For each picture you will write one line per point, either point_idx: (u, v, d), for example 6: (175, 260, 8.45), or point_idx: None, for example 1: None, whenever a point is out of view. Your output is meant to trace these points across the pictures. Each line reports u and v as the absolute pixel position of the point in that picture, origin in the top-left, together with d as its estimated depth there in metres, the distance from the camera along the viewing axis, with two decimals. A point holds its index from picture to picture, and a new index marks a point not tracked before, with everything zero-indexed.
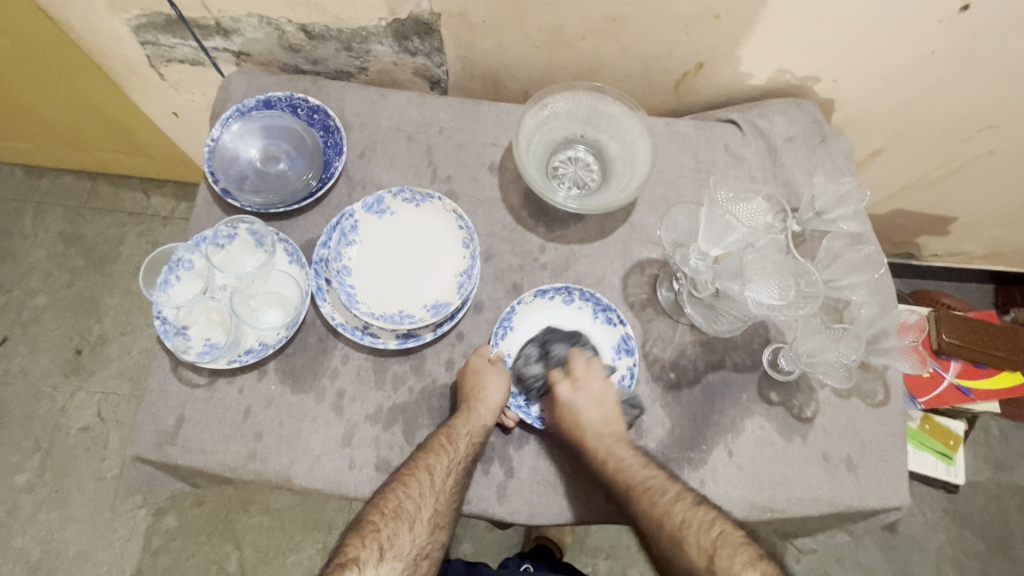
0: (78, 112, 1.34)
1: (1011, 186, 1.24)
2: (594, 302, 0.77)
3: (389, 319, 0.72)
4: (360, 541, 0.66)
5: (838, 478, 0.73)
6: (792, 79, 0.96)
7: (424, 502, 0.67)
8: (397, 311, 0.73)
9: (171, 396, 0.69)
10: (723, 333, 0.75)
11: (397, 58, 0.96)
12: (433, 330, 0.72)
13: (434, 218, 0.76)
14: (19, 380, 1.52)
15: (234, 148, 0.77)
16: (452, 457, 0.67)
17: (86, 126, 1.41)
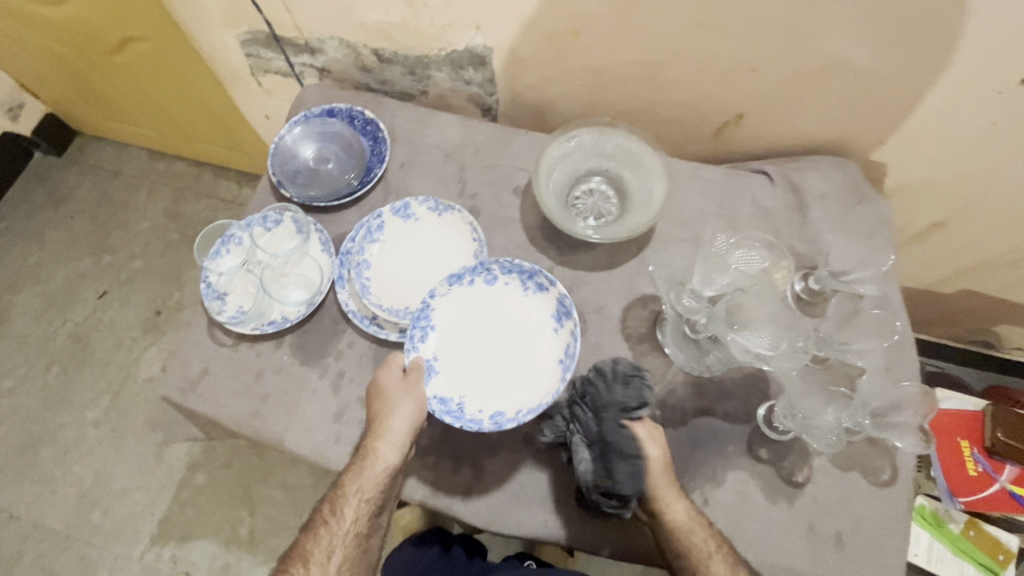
0: (195, 109, 1.57)
1: None
2: (519, 273, 0.78)
3: (395, 313, 0.78)
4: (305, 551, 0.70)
5: (821, 552, 0.68)
6: (837, 139, 0.94)
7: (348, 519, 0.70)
8: (404, 307, 0.79)
9: (200, 350, 0.79)
10: (700, 374, 0.76)
11: (453, 84, 1.05)
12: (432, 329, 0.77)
13: (452, 228, 0.83)
14: (107, 329, 1.75)
15: (293, 147, 0.88)
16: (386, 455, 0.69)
17: (199, 121, 1.65)
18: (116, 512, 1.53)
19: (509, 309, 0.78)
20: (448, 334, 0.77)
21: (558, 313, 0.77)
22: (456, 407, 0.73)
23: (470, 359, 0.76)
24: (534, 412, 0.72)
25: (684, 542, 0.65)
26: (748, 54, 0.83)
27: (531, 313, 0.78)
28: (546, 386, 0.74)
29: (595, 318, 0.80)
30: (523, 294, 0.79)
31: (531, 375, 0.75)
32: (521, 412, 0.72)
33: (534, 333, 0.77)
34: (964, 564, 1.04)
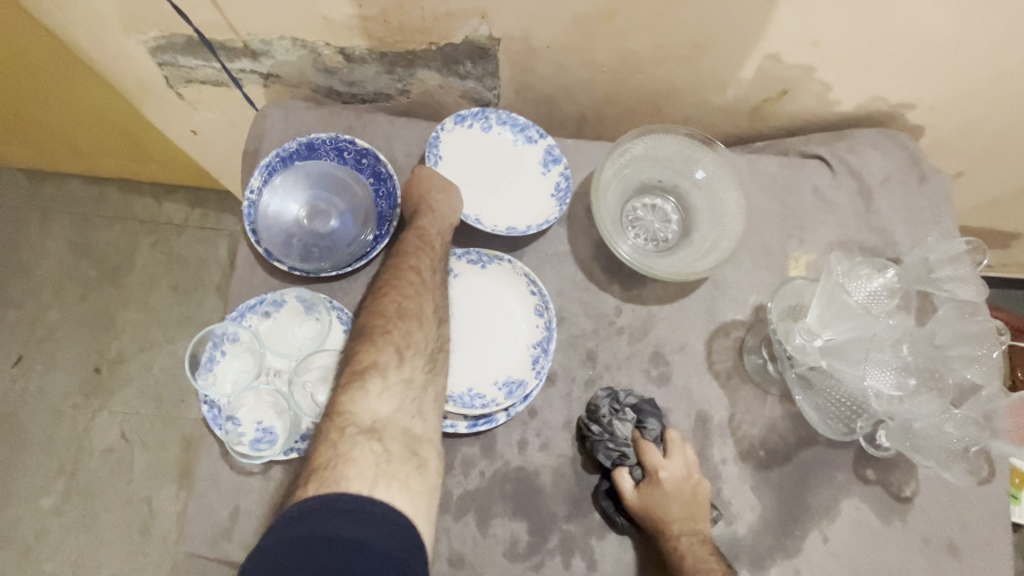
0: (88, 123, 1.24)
1: None
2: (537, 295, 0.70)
3: (459, 401, 0.67)
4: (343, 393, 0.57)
5: (938, 563, 0.68)
6: (884, 107, 0.86)
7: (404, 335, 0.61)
8: (466, 390, 0.68)
9: (221, 485, 0.63)
10: (840, 437, 0.63)
11: (444, 81, 0.86)
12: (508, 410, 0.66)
13: (496, 283, 0.71)
14: (38, 401, 1.47)
15: (276, 202, 0.68)
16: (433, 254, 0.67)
17: (94, 135, 1.32)
18: None
19: (504, 157, 0.76)
20: (462, 167, 0.75)
21: (545, 159, 0.75)
22: (474, 222, 0.72)
23: (479, 189, 0.75)
24: (537, 228, 0.72)
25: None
26: (812, 28, 0.71)
27: (528, 153, 0.76)
28: (540, 215, 0.74)
29: (679, 358, 0.71)
30: (513, 144, 0.76)
31: (531, 197, 0.75)
32: (529, 227, 0.73)
33: (530, 154, 0.76)
34: None
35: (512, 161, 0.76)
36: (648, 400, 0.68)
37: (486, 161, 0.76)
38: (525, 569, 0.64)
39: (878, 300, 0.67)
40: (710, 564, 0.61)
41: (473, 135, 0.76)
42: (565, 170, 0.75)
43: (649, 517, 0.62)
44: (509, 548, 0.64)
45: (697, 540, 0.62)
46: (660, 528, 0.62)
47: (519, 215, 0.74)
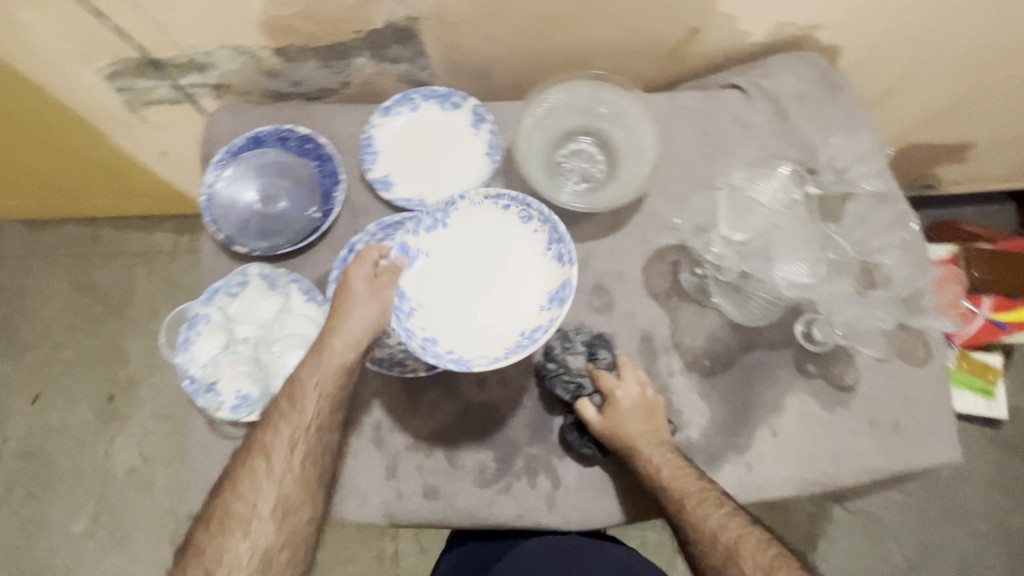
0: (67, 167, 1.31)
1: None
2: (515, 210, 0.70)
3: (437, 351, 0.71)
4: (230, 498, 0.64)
5: (884, 441, 0.72)
6: (796, 31, 0.90)
7: (289, 456, 0.64)
8: None
9: (211, 451, 0.70)
10: (760, 322, 0.75)
11: (379, 67, 0.92)
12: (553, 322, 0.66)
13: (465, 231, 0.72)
14: (59, 435, 1.54)
15: (230, 192, 0.75)
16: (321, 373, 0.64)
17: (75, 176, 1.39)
18: None
19: (436, 130, 0.81)
20: (402, 154, 0.80)
21: (474, 120, 0.81)
22: (418, 203, 0.78)
23: (419, 168, 0.80)
24: (473, 193, 0.78)
25: (677, 489, 0.65)
26: None
27: (457, 120, 0.81)
28: (478, 176, 0.80)
29: (619, 286, 0.76)
30: (443, 115, 0.82)
31: (467, 161, 0.80)
32: (469, 191, 0.78)
33: (460, 120, 0.81)
34: (964, 393, 1.17)
35: (444, 133, 0.81)
36: (597, 336, 0.73)
37: (421, 141, 0.81)
38: (495, 492, 0.69)
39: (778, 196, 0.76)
40: (679, 468, 0.66)
41: (404, 119, 0.81)
42: (491, 128, 0.80)
43: (617, 437, 0.67)
44: (478, 475, 0.70)
45: (664, 449, 0.67)
46: (628, 446, 0.66)
47: (460, 180, 0.80)
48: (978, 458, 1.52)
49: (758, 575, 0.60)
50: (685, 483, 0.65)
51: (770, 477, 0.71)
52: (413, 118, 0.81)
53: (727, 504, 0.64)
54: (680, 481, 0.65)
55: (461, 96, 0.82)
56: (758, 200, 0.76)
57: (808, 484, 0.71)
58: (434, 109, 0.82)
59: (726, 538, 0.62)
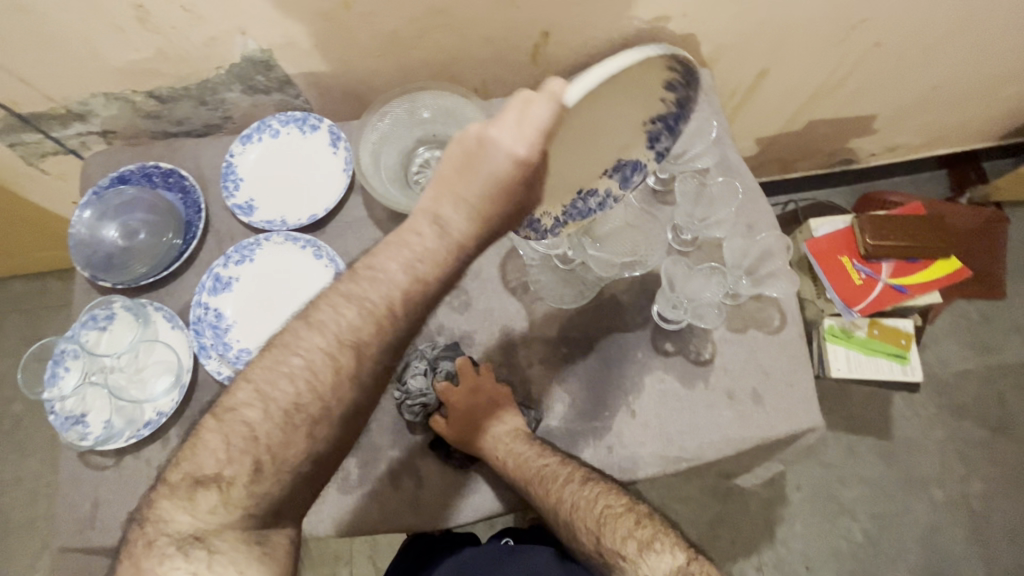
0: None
1: (911, 74, 1.21)
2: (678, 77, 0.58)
3: None
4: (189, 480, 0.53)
5: (744, 412, 0.73)
6: (643, 25, 0.93)
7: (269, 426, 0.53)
8: None
9: (81, 482, 0.71)
10: (574, 305, 0.76)
11: (253, 99, 0.96)
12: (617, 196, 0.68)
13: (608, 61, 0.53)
14: (13, 488, 1.55)
15: (93, 230, 0.78)
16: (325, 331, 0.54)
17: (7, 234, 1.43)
18: None
19: (297, 153, 0.84)
20: (263, 179, 0.83)
21: (332, 140, 0.84)
22: (279, 223, 0.81)
23: (281, 191, 0.83)
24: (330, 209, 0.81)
25: (521, 476, 0.67)
26: None
27: (316, 142, 0.85)
28: (337, 192, 0.82)
29: (477, 284, 0.78)
30: (303, 139, 0.85)
31: (326, 180, 0.83)
32: (328, 206, 0.81)
33: (319, 142, 0.85)
34: (877, 358, 1.16)
35: (304, 155, 0.84)
36: (450, 347, 0.75)
37: (282, 164, 0.84)
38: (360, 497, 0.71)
39: None
40: (528, 453, 0.69)
41: (265, 146, 0.84)
42: (347, 145, 0.84)
43: (467, 438, 0.70)
44: (342, 482, 0.71)
45: (512, 439, 0.70)
46: (477, 444, 0.70)
47: (320, 198, 0.82)
48: (929, 424, 1.51)
49: (618, 545, 0.62)
50: (528, 467, 0.67)
51: (632, 457, 0.72)
52: (273, 144, 0.85)
53: (575, 476, 0.67)
54: (527, 465, 0.68)
55: (319, 118, 0.85)
56: None
57: (671, 460, 0.72)
58: (294, 134, 0.85)
59: (575, 513, 0.65)
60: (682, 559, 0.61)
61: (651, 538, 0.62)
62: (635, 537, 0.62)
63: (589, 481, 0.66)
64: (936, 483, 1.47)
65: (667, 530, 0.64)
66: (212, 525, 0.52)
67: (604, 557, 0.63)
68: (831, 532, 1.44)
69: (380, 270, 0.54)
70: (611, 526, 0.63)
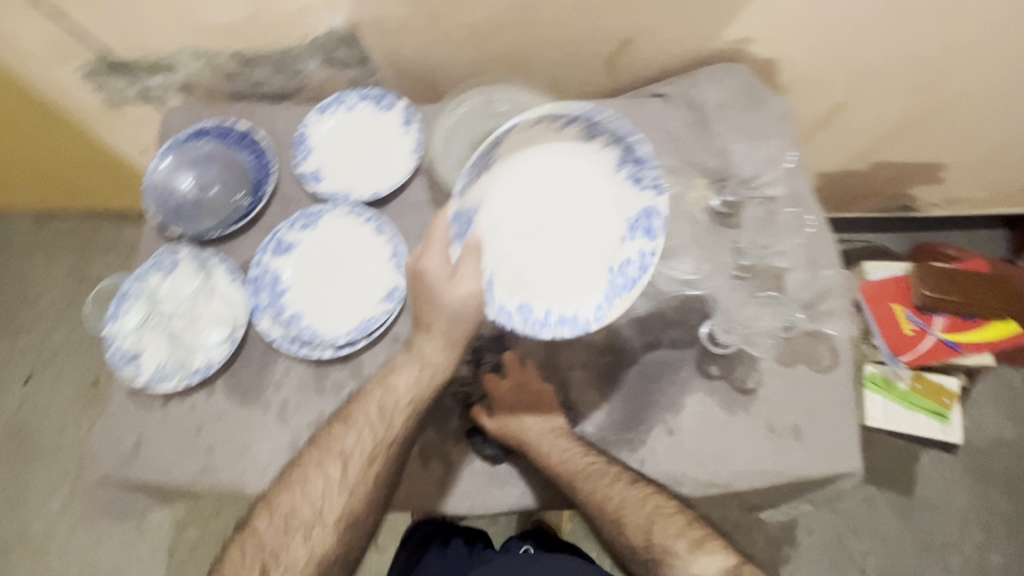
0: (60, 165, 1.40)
1: (992, 126, 1.16)
2: (591, 117, 0.71)
3: (349, 333, 0.75)
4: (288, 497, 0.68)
5: (783, 447, 0.72)
6: (724, 44, 0.92)
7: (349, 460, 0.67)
8: (357, 323, 0.76)
9: (129, 418, 0.74)
10: (644, 308, 0.77)
11: (329, 73, 0.98)
12: (654, 251, 0.72)
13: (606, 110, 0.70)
14: (45, 416, 1.61)
15: (167, 179, 0.81)
16: (391, 397, 0.68)
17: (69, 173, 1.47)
18: None
19: (368, 129, 0.86)
20: (333, 150, 0.84)
21: (404, 121, 0.85)
22: (344, 196, 0.82)
23: (349, 164, 0.84)
24: (395, 189, 0.82)
25: (567, 471, 0.69)
26: None
27: (388, 121, 0.86)
28: (403, 173, 0.83)
29: None
30: (376, 116, 0.86)
31: (394, 159, 0.84)
32: (393, 186, 0.82)
33: (391, 121, 0.86)
34: (917, 414, 1.14)
35: (376, 132, 0.86)
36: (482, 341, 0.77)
37: (353, 138, 0.85)
38: None
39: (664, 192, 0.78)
40: (569, 451, 0.70)
41: (338, 118, 0.85)
42: (418, 128, 0.84)
43: (508, 435, 0.71)
44: None
45: (552, 437, 0.72)
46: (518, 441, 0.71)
47: (385, 176, 0.84)
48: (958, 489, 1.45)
49: (665, 542, 0.67)
50: (574, 462, 0.69)
51: (662, 474, 0.72)
52: (346, 117, 0.86)
53: (620, 477, 0.69)
54: (569, 463, 0.69)
55: (394, 98, 0.87)
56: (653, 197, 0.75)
57: (701, 484, 0.71)
58: (368, 110, 0.86)
59: (623, 512, 0.67)
60: (731, 559, 0.66)
61: (701, 539, 0.67)
62: (685, 535, 0.67)
63: (634, 481, 0.69)
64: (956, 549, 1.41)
65: (712, 531, 0.68)
66: (308, 518, 0.68)
67: (651, 553, 0.67)
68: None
69: (432, 327, 0.65)
70: (660, 527, 0.67)
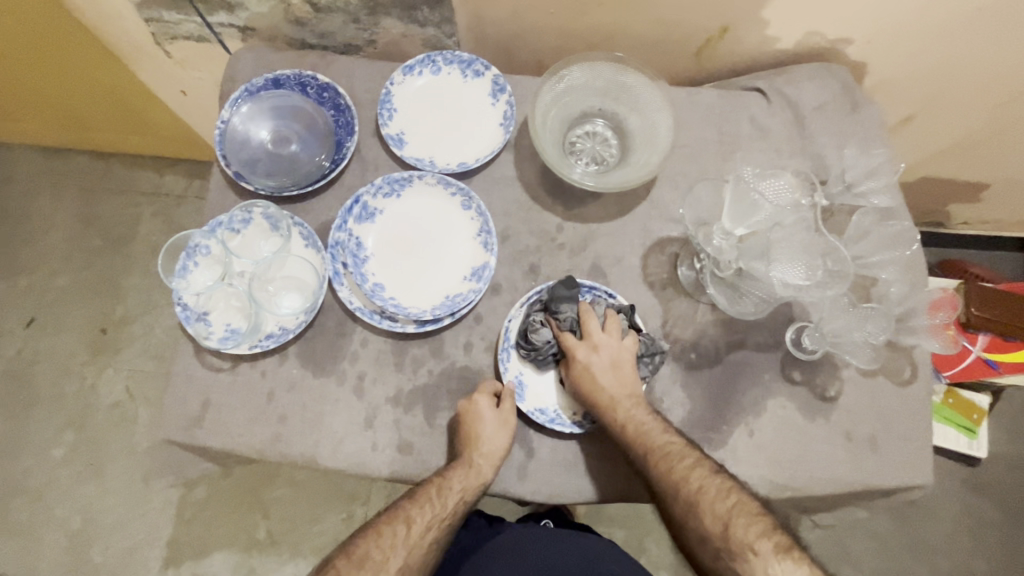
0: (77, 96, 1.28)
1: None
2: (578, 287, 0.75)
3: (432, 309, 0.73)
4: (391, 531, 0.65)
5: (860, 455, 0.72)
6: (823, 43, 0.87)
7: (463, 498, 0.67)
8: (441, 298, 0.73)
9: (195, 379, 0.71)
10: (751, 315, 0.71)
11: (406, 29, 0.88)
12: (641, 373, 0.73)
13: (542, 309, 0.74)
14: (48, 360, 1.48)
15: (244, 129, 0.77)
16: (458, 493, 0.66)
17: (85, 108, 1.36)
18: (117, 546, 1.35)
19: (455, 95, 0.81)
20: (418, 116, 0.80)
21: (493, 90, 0.81)
22: (427, 163, 0.78)
23: (434, 131, 0.80)
24: (480, 161, 0.78)
25: (643, 442, 0.66)
26: None
27: (476, 90, 0.82)
28: (490, 145, 0.80)
29: (616, 271, 0.77)
30: (462, 83, 0.82)
31: (481, 130, 0.80)
32: (480, 158, 0.79)
33: (479, 89, 0.81)
34: (947, 428, 1.19)
35: (463, 100, 0.81)
36: (569, 288, 0.71)
37: (439, 105, 0.81)
38: None
39: (785, 195, 0.74)
40: (654, 429, 0.67)
41: (424, 82, 0.81)
42: (509, 99, 0.80)
43: (587, 387, 0.69)
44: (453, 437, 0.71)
45: (634, 409, 0.69)
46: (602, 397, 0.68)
47: (471, 148, 0.80)
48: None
49: (736, 537, 0.63)
50: (653, 437, 0.67)
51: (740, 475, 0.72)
52: (433, 82, 0.81)
53: (700, 464, 0.67)
54: (654, 441, 0.67)
55: (484, 65, 0.82)
56: (760, 191, 0.72)
57: (778, 487, 0.71)
58: (455, 76, 0.82)
59: (701, 496, 0.65)
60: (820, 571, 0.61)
61: (787, 545, 0.62)
62: (767, 538, 0.63)
63: (718, 474, 0.66)
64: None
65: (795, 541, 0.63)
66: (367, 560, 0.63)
67: (727, 544, 0.63)
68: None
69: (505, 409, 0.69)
70: (743, 521, 0.63)
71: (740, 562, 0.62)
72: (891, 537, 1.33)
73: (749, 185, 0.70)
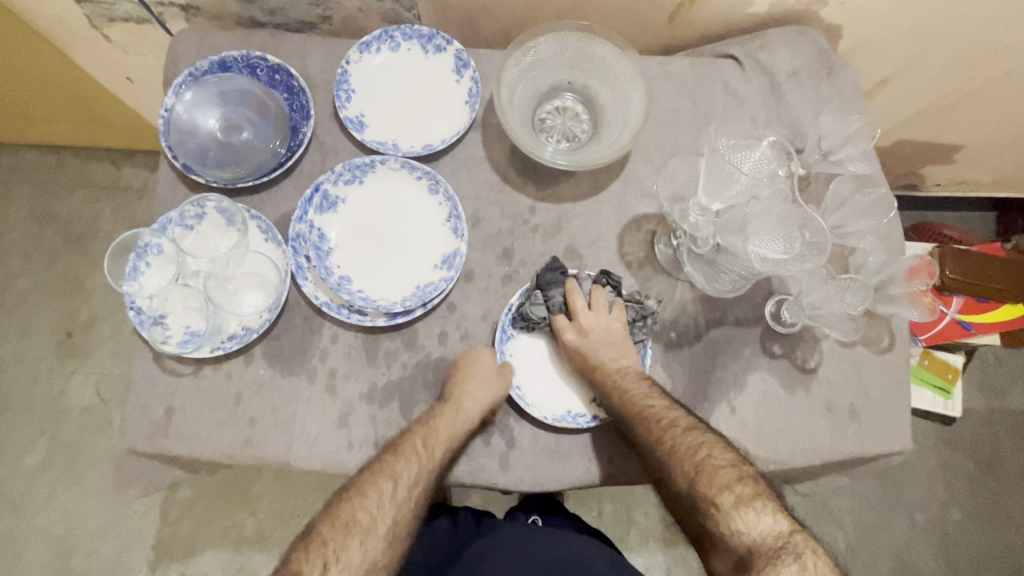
0: (13, 86, 1.19)
1: None
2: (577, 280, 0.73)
3: (402, 300, 0.70)
4: (369, 483, 0.64)
5: (841, 426, 0.72)
6: (798, 5, 0.84)
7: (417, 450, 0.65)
8: (412, 288, 0.71)
9: (156, 386, 0.67)
10: (727, 293, 0.70)
11: (361, 3, 0.82)
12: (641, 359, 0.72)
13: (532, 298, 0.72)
14: (14, 367, 1.41)
15: (191, 117, 0.72)
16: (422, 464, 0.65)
17: (25, 100, 1.27)
18: (102, 551, 1.32)
19: (416, 72, 0.77)
20: (379, 96, 0.76)
21: (456, 66, 0.77)
22: (391, 147, 0.74)
23: (396, 112, 0.76)
24: (446, 142, 0.74)
25: (626, 407, 0.66)
26: None
27: (439, 66, 0.77)
28: (455, 125, 0.76)
29: (592, 251, 0.75)
30: (423, 60, 0.77)
31: (446, 109, 0.76)
32: (446, 139, 0.75)
33: (441, 65, 0.77)
34: (923, 389, 1.22)
35: (425, 77, 0.77)
36: (553, 268, 0.71)
37: (399, 84, 0.76)
38: None
39: (761, 167, 0.72)
40: (640, 391, 0.67)
41: (382, 59, 0.76)
42: (473, 74, 0.76)
43: (582, 360, 0.69)
44: None
45: (621, 376, 0.69)
46: (597, 367, 0.69)
47: (436, 128, 0.76)
48: (1012, 457, 1.40)
49: (709, 494, 0.64)
50: (635, 401, 0.66)
51: None
52: (392, 59, 0.77)
53: (678, 423, 0.66)
54: (637, 404, 0.66)
55: (445, 39, 0.77)
56: (736, 164, 0.70)
57: (762, 460, 0.71)
58: (414, 52, 0.77)
59: (673, 455, 0.65)
60: (783, 524, 0.61)
61: (751, 497, 0.63)
62: (731, 490, 0.63)
63: (693, 430, 0.66)
64: (1002, 520, 1.38)
65: (762, 491, 0.63)
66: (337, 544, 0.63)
67: (695, 501, 0.64)
68: (890, 550, 1.34)
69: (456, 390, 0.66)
70: (709, 475, 0.64)
71: (706, 516, 0.64)
72: (872, 495, 1.37)
73: (723, 158, 0.68)
